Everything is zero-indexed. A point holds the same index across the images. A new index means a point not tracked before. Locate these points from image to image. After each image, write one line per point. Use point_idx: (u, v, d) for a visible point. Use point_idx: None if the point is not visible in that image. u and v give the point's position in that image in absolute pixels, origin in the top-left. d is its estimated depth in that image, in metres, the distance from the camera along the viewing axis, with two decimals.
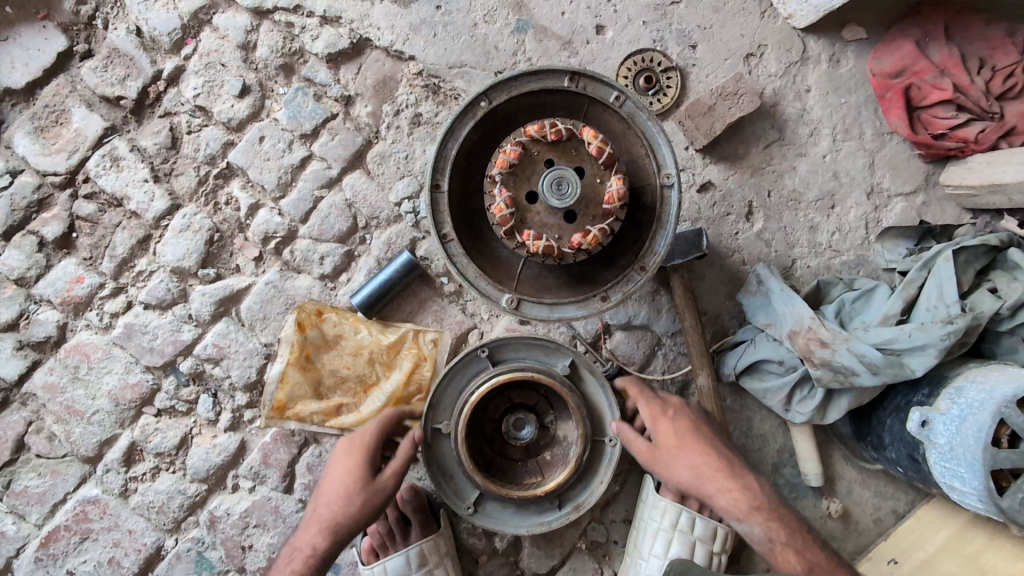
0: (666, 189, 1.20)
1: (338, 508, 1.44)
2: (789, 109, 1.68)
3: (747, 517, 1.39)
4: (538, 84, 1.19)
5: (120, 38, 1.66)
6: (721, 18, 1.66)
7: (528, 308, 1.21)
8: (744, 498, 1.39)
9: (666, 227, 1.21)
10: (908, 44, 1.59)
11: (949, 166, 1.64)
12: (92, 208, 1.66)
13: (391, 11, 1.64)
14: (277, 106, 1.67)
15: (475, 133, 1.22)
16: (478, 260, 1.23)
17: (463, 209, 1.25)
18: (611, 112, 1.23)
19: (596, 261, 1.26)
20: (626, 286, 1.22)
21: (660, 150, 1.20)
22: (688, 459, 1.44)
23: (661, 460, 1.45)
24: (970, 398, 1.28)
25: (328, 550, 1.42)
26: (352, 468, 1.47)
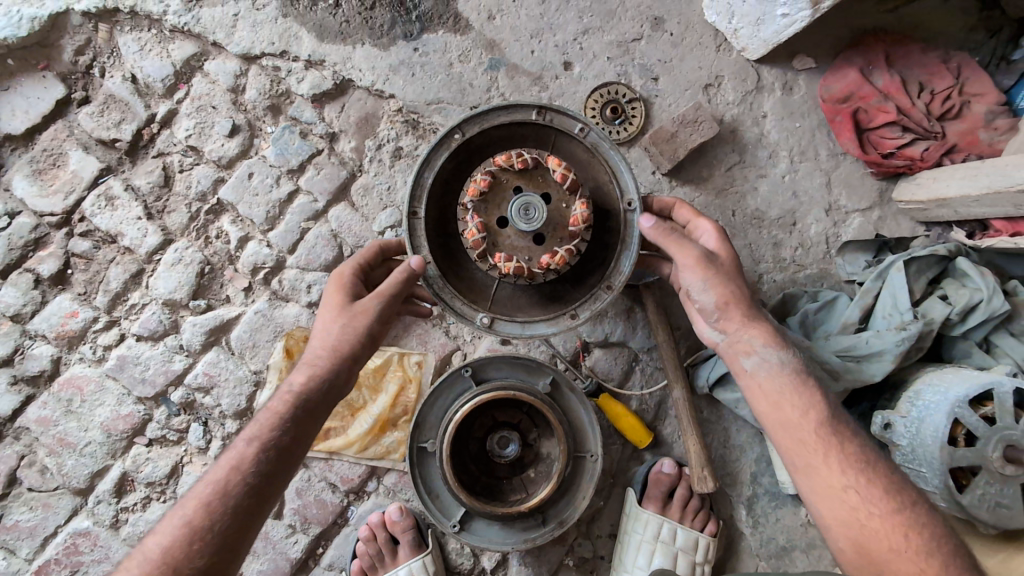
0: (629, 213, 1.29)
1: (330, 347, 1.24)
2: (748, 134, 1.79)
3: (770, 370, 1.16)
4: (508, 117, 1.29)
5: (115, 84, 1.75)
6: (680, 52, 1.78)
7: (502, 325, 1.29)
8: (782, 350, 1.17)
9: (630, 247, 1.29)
10: (853, 71, 1.70)
11: (899, 183, 1.74)
12: (87, 245, 1.73)
13: (372, 53, 1.75)
14: (265, 144, 1.76)
15: (451, 162, 1.31)
16: (455, 281, 1.31)
17: (441, 232, 1.33)
18: (576, 142, 1.32)
19: (567, 281, 1.34)
20: (594, 304, 1.30)
21: (623, 176, 1.29)
22: (731, 283, 1.21)
23: (709, 269, 1.21)
24: (927, 400, 1.35)
25: (319, 389, 1.23)
26: (335, 300, 1.31)
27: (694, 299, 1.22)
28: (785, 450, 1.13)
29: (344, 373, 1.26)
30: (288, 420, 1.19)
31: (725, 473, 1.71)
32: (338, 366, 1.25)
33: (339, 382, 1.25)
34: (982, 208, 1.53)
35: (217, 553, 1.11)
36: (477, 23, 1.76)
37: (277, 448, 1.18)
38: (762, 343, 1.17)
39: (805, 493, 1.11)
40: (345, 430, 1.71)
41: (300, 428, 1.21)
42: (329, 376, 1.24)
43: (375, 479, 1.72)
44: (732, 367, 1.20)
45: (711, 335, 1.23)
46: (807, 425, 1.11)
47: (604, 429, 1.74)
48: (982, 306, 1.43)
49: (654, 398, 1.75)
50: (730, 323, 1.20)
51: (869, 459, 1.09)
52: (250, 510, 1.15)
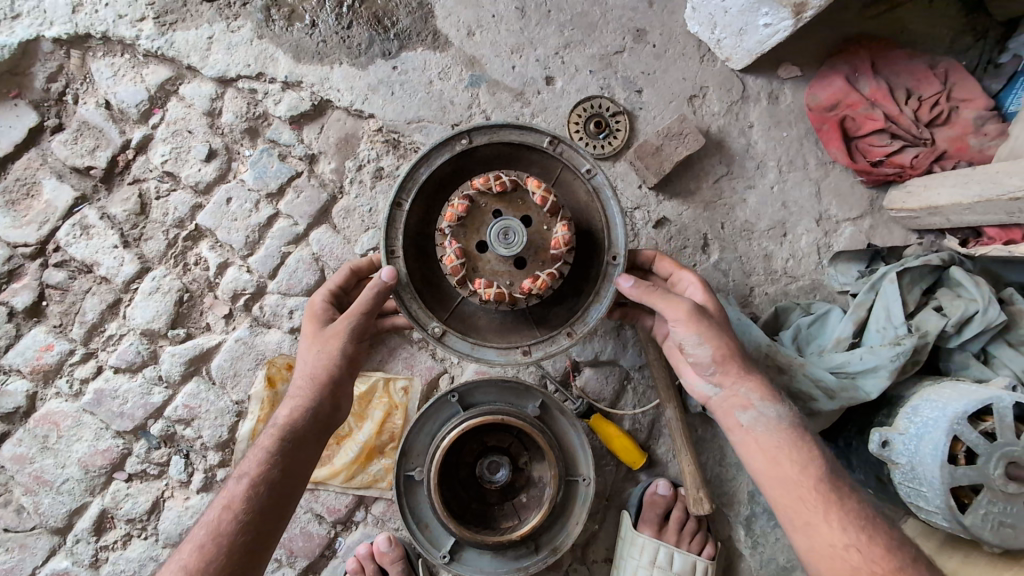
0: (611, 266, 1.26)
1: (308, 376, 1.28)
2: (735, 145, 1.76)
3: (766, 425, 1.18)
4: (518, 137, 1.25)
5: (89, 111, 1.72)
6: (664, 64, 1.75)
7: (452, 340, 1.25)
8: (773, 401, 1.19)
9: (601, 300, 1.26)
10: (839, 79, 1.67)
11: (890, 191, 1.72)
12: (62, 276, 1.69)
13: (350, 72, 1.71)
14: (243, 168, 1.72)
15: (450, 166, 1.28)
16: (423, 288, 1.28)
17: (419, 230, 1.29)
18: (580, 181, 1.29)
19: (533, 313, 1.31)
20: (551, 346, 1.26)
21: (615, 228, 1.26)
22: (724, 338, 1.22)
23: (704, 323, 1.22)
24: (925, 416, 1.31)
25: (302, 418, 1.25)
26: (309, 333, 1.34)
27: (689, 353, 1.23)
28: (784, 509, 1.15)
29: (324, 399, 1.28)
30: (273, 454, 1.22)
31: (722, 493, 1.67)
32: (318, 393, 1.27)
33: (320, 409, 1.27)
34: (974, 216, 1.49)
35: None
36: (456, 39, 1.73)
37: (266, 484, 1.20)
38: (757, 397, 1.19)
39: (804, 551, 1.13)
40: (330, 459, 1.66)
41: (287, 460, 1.23)
42: (311, 405, 1.26)
43: (363, 508, 1.67)
44: (728, 421, 1.22)
45: (706, 388, 1.25)
46: (805, 483, 1.13)
47: (596, 450, 1.69)
48: (978, 317, 1.40)
49: (647, 417, 1.71)
50: (725, 377, 1.22)
51: (867, 515, 1.11)
52: (259, 539, 1.19)
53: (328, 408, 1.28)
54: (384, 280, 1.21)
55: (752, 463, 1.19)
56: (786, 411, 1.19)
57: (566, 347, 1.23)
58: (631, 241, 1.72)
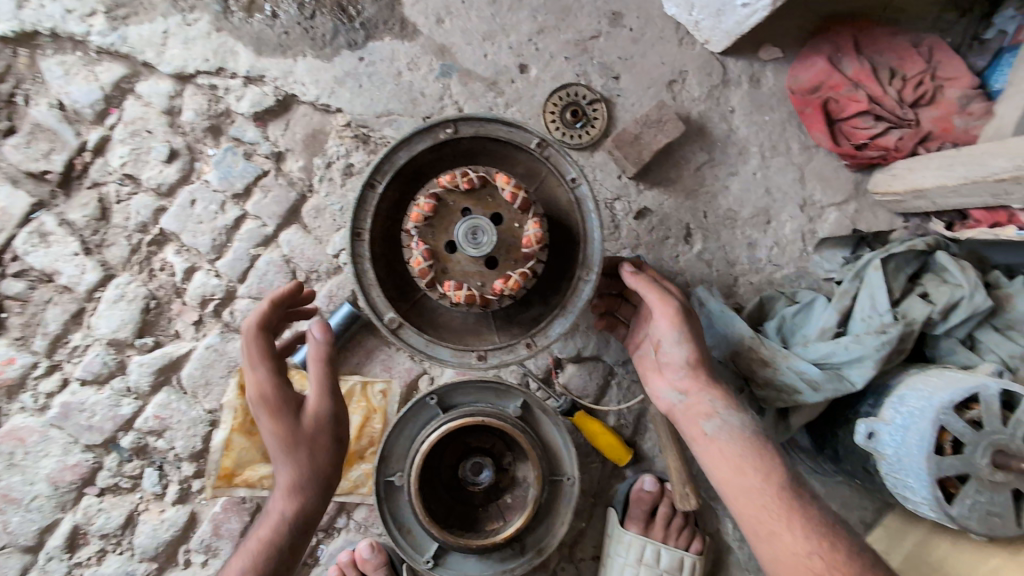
0: (582, 281, 1.21)
1: (293, 441, 1.14)
2: (716, 131, 1.71)
3: (729, 433, 1.17)
4: (506, 134, 1.21)
5: (42, 113, 1.64)
6: (641, 48, 1.69)
7: (407, 334, 1.20)
8: (737, 410, 1.19)
9: (567, 314, 1.21)
10: (822, 60, 1.62)
11: (875, 174, 1.68)
12: (21, 286, 1.62)
13: (315, 65, 1.64)
14: (207, 168, 1.65)
15: (430, 153, 1.22)
16: (388, 282, 1.23)
17: (391, 216, 1.25)
18: (564, 189, 1.24)
19: (496, 319, 1.26)
20: (507, 354, 1.21)
21: (592, 242, 1.21)
22: (700, 345, 1.25)
23: (690, 323, 1.25)
24: (912, 406, 1.28)
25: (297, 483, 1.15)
26: (272, 408, 1.15)
27: (667, 352, 1.26)
28: (747, 520, 1.12)
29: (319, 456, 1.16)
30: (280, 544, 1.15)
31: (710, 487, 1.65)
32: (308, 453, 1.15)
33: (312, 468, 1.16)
34: (959, 199, 1.45)
35: None
36: (425, 28, 1.66)
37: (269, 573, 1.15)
38: (722, 404, 1.20)
39: (769, 563, 1.09)
40: None
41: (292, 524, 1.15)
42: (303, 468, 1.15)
43: (344, 514, 1.63)
44: (693, 429, 1.22)
45: (673, 394, 1.26)
46: (767, 491, 1.11)
47: (582, 448, 1.66)
48: (964, 303, 1.37)
49: (632, 413, 1.68)
50: (693, 383, 1.23)
51: (829, 522, 1.08)
52: None
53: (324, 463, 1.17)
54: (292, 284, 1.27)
55: (716, 473, 1.17)
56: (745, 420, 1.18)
57: (521, 357, 1.18)
58: (611, 234, 1.67)
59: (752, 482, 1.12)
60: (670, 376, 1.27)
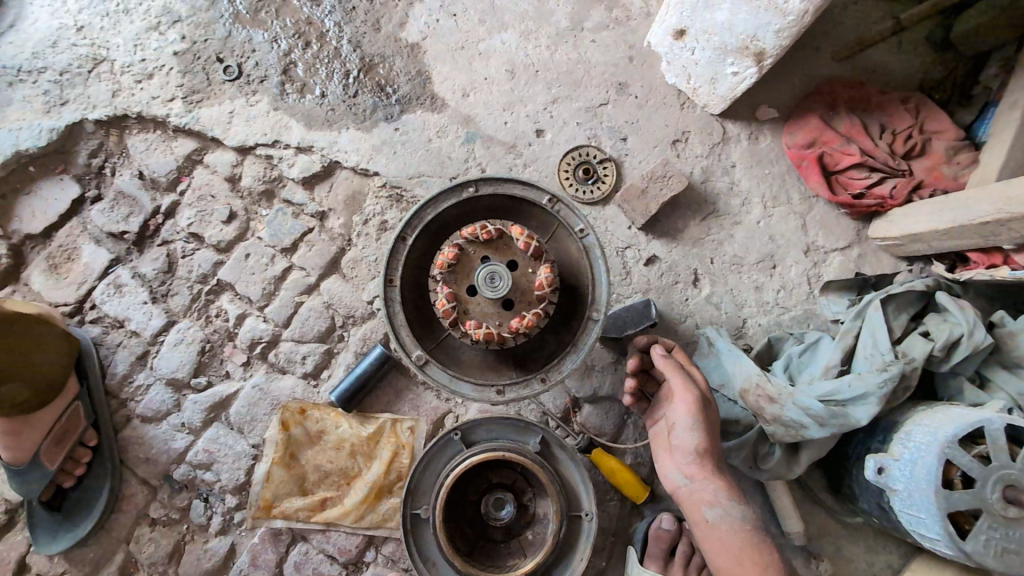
0: (592, 320, 1.34)
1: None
2: (718, 184, 1.84)
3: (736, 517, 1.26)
4: (520, 192, 1.38)
5: (125, 181, 1.90)
6: (646, 113, 1.87)
7: (433, 369, 1.33)
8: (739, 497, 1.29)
9: (579, 351, 1.34)
10: (814, 118, 1.77)
11: (874, 220, 1.77)
12: (96, 331, 1.83)
13: (356, 136, 1.87)
14: (261, 226, 1.87)
15: (454, 209, 1.40)
16: (416, 322, 1.38)
17: (419, 264, 1.41)
18: (574, 239, 1.39)
19: (513, 357, 1.39)
20: (523, 388, 1.33)
21: (600, 287, 1.34)
22: (715, 432, 1.35)
23: (706, 410, 1.34)
24: (918, 441, 1.32)
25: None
26: None
27: (677, 437, 1.34)
28: None
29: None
30: None
31: None
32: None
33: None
34: (953, 241, 1.54)
35: None
36: (452, 101, 1.89)
37: None
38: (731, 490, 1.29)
39: None
40: (341, 500, 1.70)
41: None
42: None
43: (373, 548, 1.70)
44: (695, 514, 1.30)
45: (680, 476, 1.33)
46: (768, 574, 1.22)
47: (600, 485, 1.71)
48: (964, 341, 1.42)
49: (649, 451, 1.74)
50: (699, 470, 1.31)
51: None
52: None
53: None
54: None
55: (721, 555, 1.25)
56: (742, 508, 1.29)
57: (536, 391, 1.30)
58: (624, 279, 1.79)
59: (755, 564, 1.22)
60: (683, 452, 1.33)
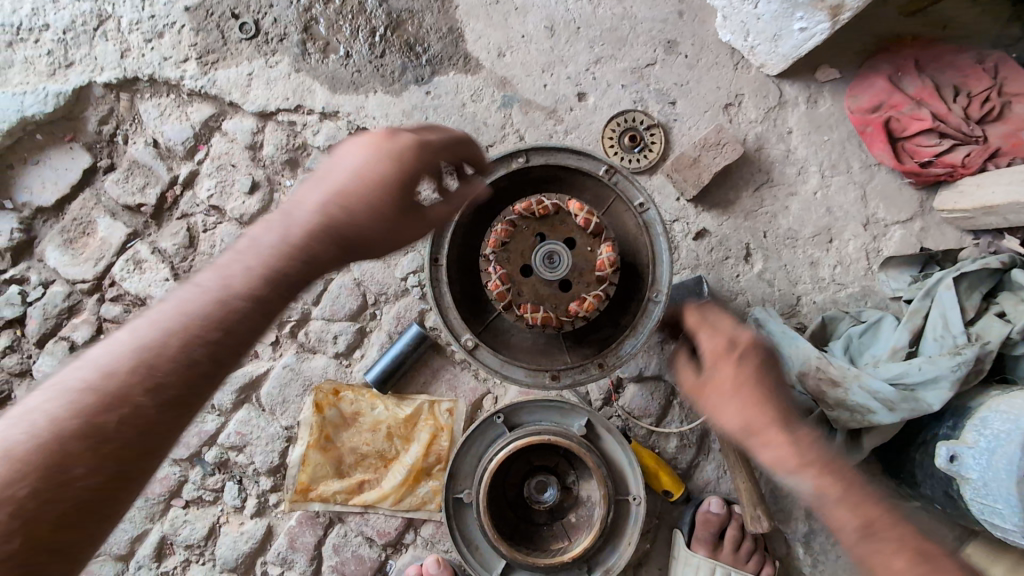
0: (652, 302, 1.25)
1: (246, 278, 0.84)
2: (774, 152, 1.72)
3: (843, 514, 0.96)
4: (575, 162, 1.27)
5: (139, 150, 1.78)
6: (697, 74, 1.73)
7: (483, 354, 1.25)
8: (854, 480, 0.98)
9: (638, 335, 1.26)
10: (881, 80, 1.63)
11: (941, 191, 1.65)
12: (118, 310, 1.75)
13: (385, 100, 1.74)
14: (285, 198, 1.76)
15: (503, 180, 1.29)
16: (464, 304, 1.30)
17: (465, 241, 1.32)
18: (632, 213, 1.28)
19: (567, 341, 1.31)
20: (581, 374, 1.26)
21: (662, 265, 1.25)
22: (773, 397, 1.05)
23: (707, 396, 1.09)
24: (996, 429, 1.24)
25: (356, 195, 0.89)
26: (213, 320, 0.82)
27: None
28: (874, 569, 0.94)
29: (142, 407, 0.77)
30: (155, 354, 0.79)
31: (779, 510, 1.62)
32: (102, 450, 0.75)
33: (243, 324, 0.83)
34: None
35: (162, 381, 0.78)
36: (487, 61, 1.74)
37: (112, 387, 0.77)
38: (813, 467, 0.99)
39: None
40: (379, 483, 1.66)
41: (327, 265, 0.90)
42: (355, 209, 0.88)
43: (412, 530, 1.66)
44: None
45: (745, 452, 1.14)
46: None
47: (645, 468, 1.66)
48: None
49: (696, 434, 1.68)
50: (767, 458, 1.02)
51: None
52: (119, 391, 0.77)
53: (180, 412, 0.80)
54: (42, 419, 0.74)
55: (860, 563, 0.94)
56: (852, 497, 0.97)
57: (594, 377, 1.23)
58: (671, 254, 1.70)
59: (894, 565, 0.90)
60: (718, 419, 1.08)
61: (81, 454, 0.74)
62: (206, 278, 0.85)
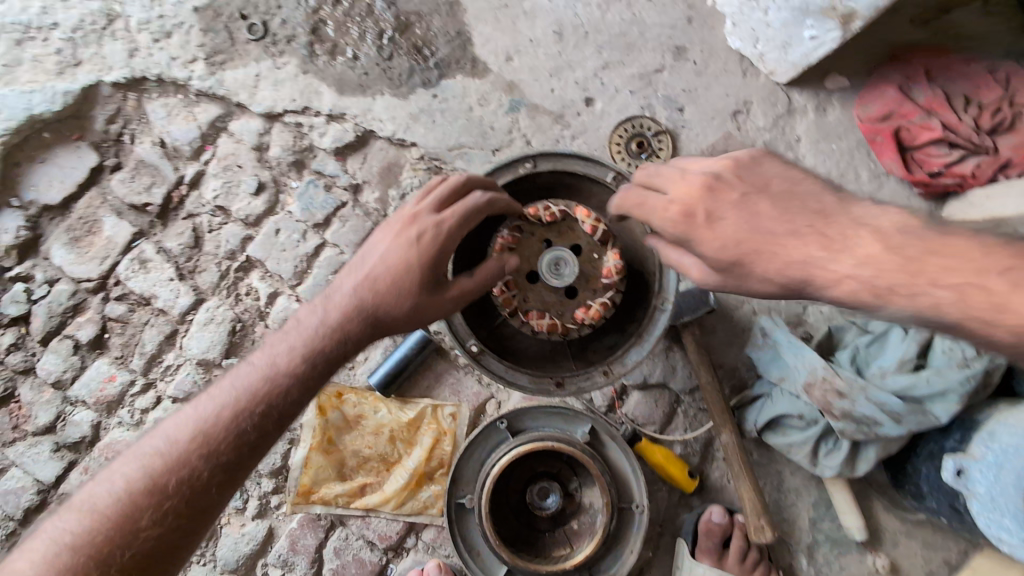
0: (659, 310, 1.25)
1: (295, 358, 1.05)
2: (782, 159, 1.71)
3: (948, 310, 0.83)
4: (584, 169, 1.28)
5: (145, 150, 1.78)
6: (705, 81, 1.72)
7: (488, 360, 1.24)
8: (930, 252, 0.84)
9: (644, 343, 1.25)
10: (891, 90, 1.62)
11: (949, 201, 1.64)
12: (123, 309, 1.75)
13: (392, 103, 1.74)
14: (291, 199, 1.76)
15: (510, 185, 1.29)
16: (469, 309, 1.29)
17: (471, 246, 1.31)
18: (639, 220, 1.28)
19: (572, 348, 1.31)
20: (585, 381, 1.25)
21: (669, 273, 1.24)
22: (768, 236, 0.90)
23: (725, 275, 0.93)
24: (1004, 443, 1.23)
25: (384, 277, 1.08)
26: (269, 394, 1.03)
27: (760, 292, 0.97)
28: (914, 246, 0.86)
29: (197, 469, 0.97)
30: (218, 427, 1.00)
31: (782, 519, 1.61)
32: (161, 508, 0.94)
33: (292, 392, 1.04)
34: None
35: (225, 447, 0.99)
36: (495, 65, 1.74)
37: (183, 455, 0.97)
38: (892, 287, 0.84)
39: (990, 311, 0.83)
40: (381, 486, 1.66)
41: (359, 341, 1.09)
42: (382, 294, 1.07)
43: (414, 534, 1.66)
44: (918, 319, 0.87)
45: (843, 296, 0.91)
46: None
47: (648, 475, 1.65)
48: None
49: (700, 442, 1.67)
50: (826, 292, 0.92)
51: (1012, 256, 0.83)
52: (191, 459, 0.97)
53: (232, 476, 1.00)
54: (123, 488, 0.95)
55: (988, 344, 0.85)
56: (945, 281, 0.83)
57: (599, 385, 1.23)
58: None
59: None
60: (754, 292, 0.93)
61: (140, 516, 0.93)
62: (258, 359, 1.07)
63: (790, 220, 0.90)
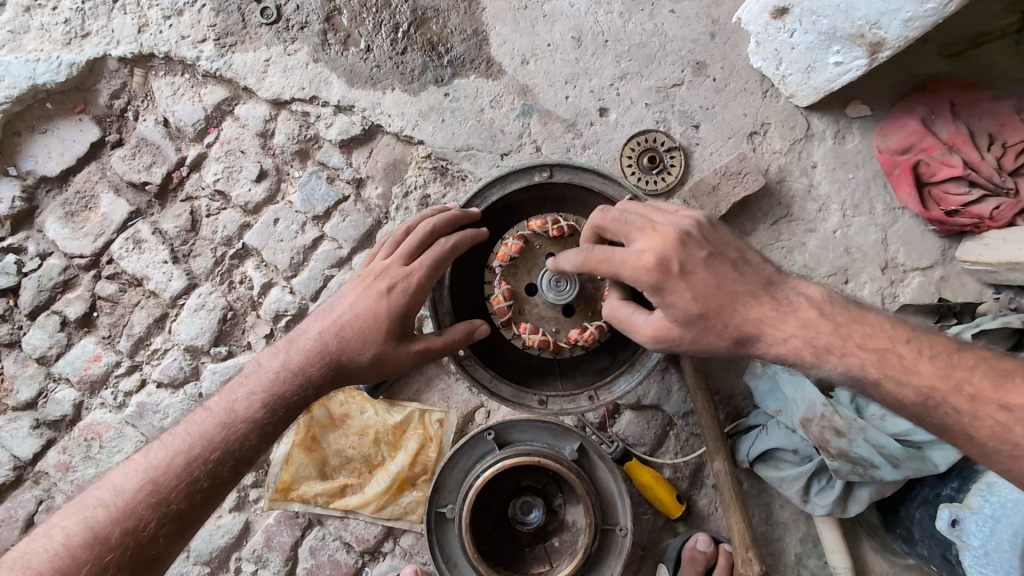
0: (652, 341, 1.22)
1: (259, 403, 1.10)
2: (796, 185, 1.67)
3: (869, 369, 0.95)
4: (599, 185, 1.24)
5: (148, 128, 1.75)
6: (723, 99, 1.68)
7: (475, 370, 1.22)
8: (853, 322, 0.97)
9: (634, 372, 1.22)
10: (913, 121, 1.57)
11: (964, 241, 1.60)
12: (114, 288, 1.72)
13: (402, 98, 1.70)
14: (293, 189, 1.73)
15: (523, 192, 1.28)
16: (464, 312, 1.28)
17: (477, 250, 1.32)
18: None
19: (561, 367, 1.31)
20: (569, 404, 1.23)
21: None
22: (730, 290, 0.96)
23: (681, 333, 0.98)
24: (1003, 497, 1.17)
25: (346, 328, 1.12)
26: (232, 440, 1.07)
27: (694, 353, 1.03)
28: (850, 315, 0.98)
29: (149, 519, 1.00)
30: (177, 473, 1.03)
31: (767, 553, 1.57)
32: (104, 557, 0.97)
33: (257, 438, 1.09)
34: None
35: (185, 492, 1.03)
36: (510, 68, 1.70)
37: (139, 502, 1.01)
38: (827, 346, 0.96)
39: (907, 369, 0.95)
40: (362, 488, 1.63)
41: (323, 387, 1.13)
42: (347, 342, 1.11)
43: (391, 539, 1.63)
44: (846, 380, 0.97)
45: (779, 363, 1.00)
46: (979, 385, 0.93)
47: (634, 497, 1.62)
48: None
49: (690, 468, 1.64)
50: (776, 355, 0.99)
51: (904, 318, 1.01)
52: (149, 504, 1.01)
53: (184, 524, 1.03)
54: (77, 535, 0.97)
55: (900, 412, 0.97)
56: (866, 346, 0.96)
57: (583, 409, 1.20)
58: None
59: (955, 406, 0.93)
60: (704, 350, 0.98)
61: (79, 567, 0.95)
62: (216, 404, 1.11)
63: (745, 282, 0.98)
